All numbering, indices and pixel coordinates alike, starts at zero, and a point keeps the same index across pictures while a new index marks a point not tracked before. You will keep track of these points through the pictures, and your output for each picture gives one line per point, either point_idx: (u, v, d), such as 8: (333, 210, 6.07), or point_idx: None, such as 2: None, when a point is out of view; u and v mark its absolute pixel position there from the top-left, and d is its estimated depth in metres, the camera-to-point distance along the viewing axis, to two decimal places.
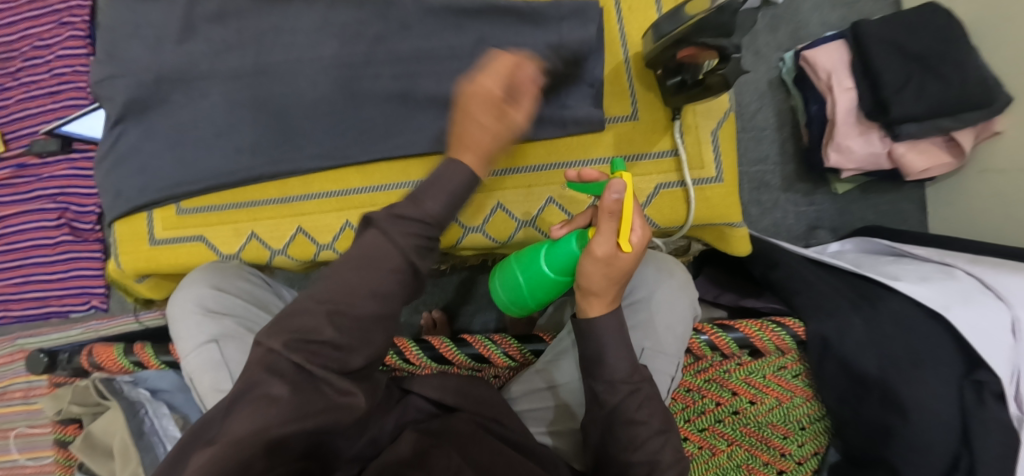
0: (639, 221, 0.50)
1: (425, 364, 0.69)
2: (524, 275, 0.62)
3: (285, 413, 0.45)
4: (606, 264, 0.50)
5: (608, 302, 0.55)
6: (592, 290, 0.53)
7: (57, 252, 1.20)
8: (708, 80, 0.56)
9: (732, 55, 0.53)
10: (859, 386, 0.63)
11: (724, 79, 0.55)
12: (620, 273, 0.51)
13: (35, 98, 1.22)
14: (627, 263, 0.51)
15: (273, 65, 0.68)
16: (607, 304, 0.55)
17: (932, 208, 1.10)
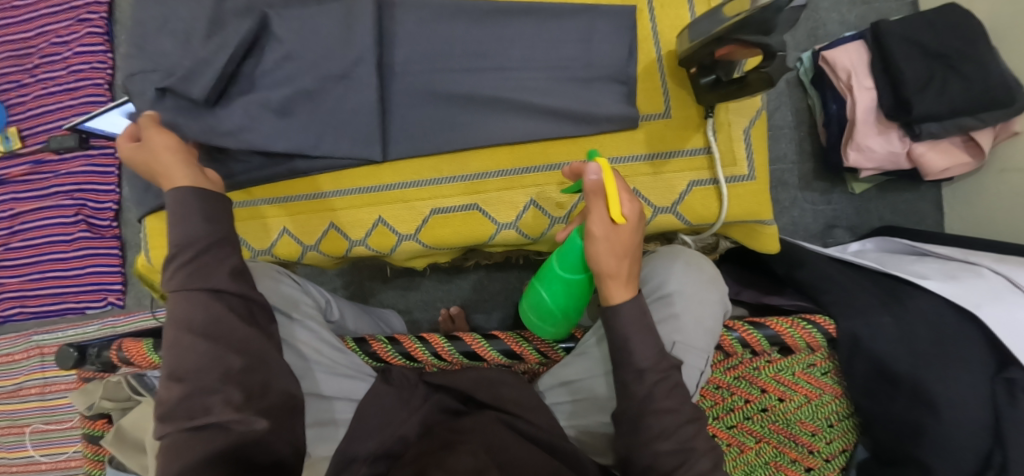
0: (624, 191, 0.53)
1: (455, 359, 0.69)
2: (545, 290, 0.64)
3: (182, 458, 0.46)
4: (607, 240, 0.52)
5: (626, 282, 0.54)
6: (605, 272, 0.53)
7: (74, 249, 1.20)
8: (749, 78, 0.56)
9: (777, 52, 0.53)
10: (888, 383, 0.64)
11: (767, 77, 0.55)
12: (624, 247, 0.53)
13: (52, 94, 1.22)
14: (626, 235, 0.52)
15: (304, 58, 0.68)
16: (628, 285, 0.54)
17: (949, 208, 1.10)
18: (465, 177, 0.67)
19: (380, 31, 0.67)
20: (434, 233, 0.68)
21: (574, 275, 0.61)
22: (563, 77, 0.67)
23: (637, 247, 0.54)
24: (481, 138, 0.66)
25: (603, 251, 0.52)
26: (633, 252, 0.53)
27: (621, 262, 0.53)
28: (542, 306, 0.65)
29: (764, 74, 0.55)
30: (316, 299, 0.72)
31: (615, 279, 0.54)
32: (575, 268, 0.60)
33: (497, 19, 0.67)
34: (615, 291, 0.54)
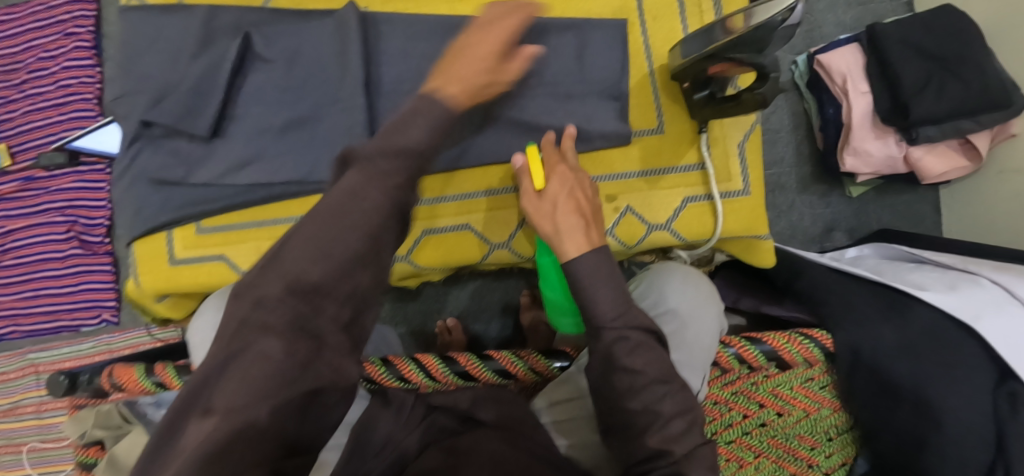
0: (543, 161, 0.60)
1: (449, 380, 0.69)
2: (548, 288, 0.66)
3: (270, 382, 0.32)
4: (536, 203, 0.58)
5: (568, 232, 0.54)
6: (546, 234, 0.57)
7: (66, 266, 1.19)
8: (743, 98, 0.55)
9: (771, 74, 0.52)
10: (889, 397, 0.63)
11: (762, 99, 0.54)
12: (553, 205, 0.57)
13: (41, 110, 1.21)
14: (552, 194, 0.58)
15: (297, 80, 0.67)
16: (570, 234, 0.54)
17: (947, 209, 1.10)
18: (457, 197, 0.66)
19: (365, 47, 0.66)
20: (426, 254, 0.67)
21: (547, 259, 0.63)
22: (554, 92, 0.65)
23: (574, 201, 0.57)
24: (474, 156, 0.65)
25: (536, 215, 0.58)
26: (565, 205, 0.57)
27: (559, 219, 0.56)
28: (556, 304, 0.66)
29: (757, 96, 0.54)
30: None
31: (558, 235, 0.55)
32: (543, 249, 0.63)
33: None
34: (562, 246, 0.54)
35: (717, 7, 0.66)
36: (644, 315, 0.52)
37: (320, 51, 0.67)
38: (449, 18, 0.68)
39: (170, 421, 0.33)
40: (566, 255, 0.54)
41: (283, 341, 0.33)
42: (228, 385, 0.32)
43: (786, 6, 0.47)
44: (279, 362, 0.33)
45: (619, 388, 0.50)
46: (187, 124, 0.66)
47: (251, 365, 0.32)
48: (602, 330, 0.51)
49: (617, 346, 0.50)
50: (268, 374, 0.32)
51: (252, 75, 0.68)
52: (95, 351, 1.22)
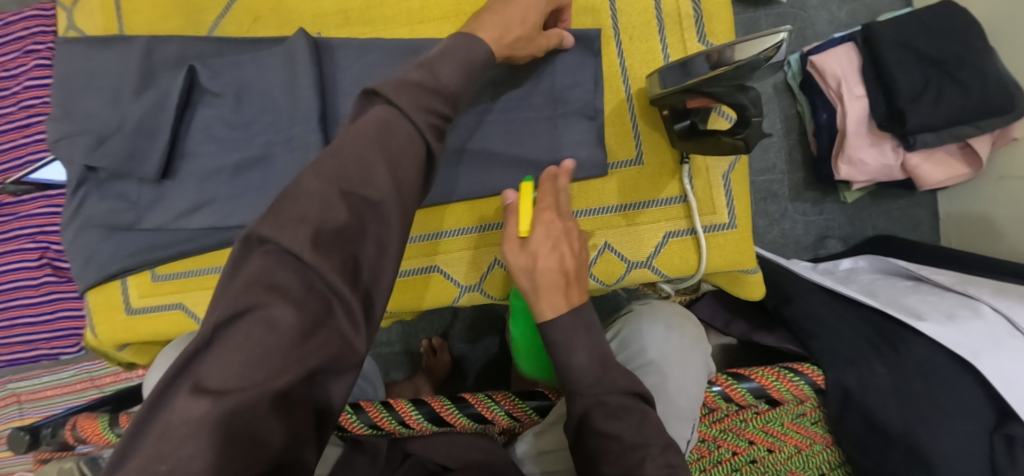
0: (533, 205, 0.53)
1: (424, 427, 0.64)
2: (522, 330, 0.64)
3: (280, 347, 0.31)
4: (517, 251, 0.50)
5: (547, 293, 0.49)
6: (522, 288, 0.50)
7: (41, 293, 1.16)
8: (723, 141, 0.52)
9: (753, 118, 0.49)
10: (881, 440, 0.60)
11: (744, 143, 0.51)
12: (536, 258, 0.50)
13: (4, 133, 1.16)
14: (536, 244, 0.50)
15: (251, 119, 0.64)
16: (548, 297, 0.48)
17: (945, 214, 1.05)
18: (425, 237, 0.63)
19: (321, 78, 0.61)
20: (396, 298, 0.63)
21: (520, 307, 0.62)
22: (523, 122, 0.61)
23: (561, 256, 0.50)
24: (440, 194, 0.61)
25: (515, 264, 0.51)
26: (549, 260, 0.49)
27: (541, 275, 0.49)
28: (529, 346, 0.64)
29: (737, 142, 0.50)
30: None
31: (536, 293, 0.49)
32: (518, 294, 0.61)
33: None
34: (538, 308, 0.49)
35: (699, 24, 0.61)
36: (623, 376, 0.48)
37: (273, 86, 0.62)
38: (410, 41, 0.63)
39: (160, 395, 0.30)
40: (544, 318, 0.49)
41: (294, 307, 0.31)
42: (231, 351, 0.30)
43: (768, 45, 0.44)
44: (289, 329, 0.31)
45: (592, 454, 0.46)
46: (134, 169, 0.62)
47: (255, 333, 0.31)
48: (576, 392, 0.48)
49: (586, 411, 0.47)
50: (273, 343, 0.31)
51: (202, 112, 0.64)
52: (76, 379, 1.20)
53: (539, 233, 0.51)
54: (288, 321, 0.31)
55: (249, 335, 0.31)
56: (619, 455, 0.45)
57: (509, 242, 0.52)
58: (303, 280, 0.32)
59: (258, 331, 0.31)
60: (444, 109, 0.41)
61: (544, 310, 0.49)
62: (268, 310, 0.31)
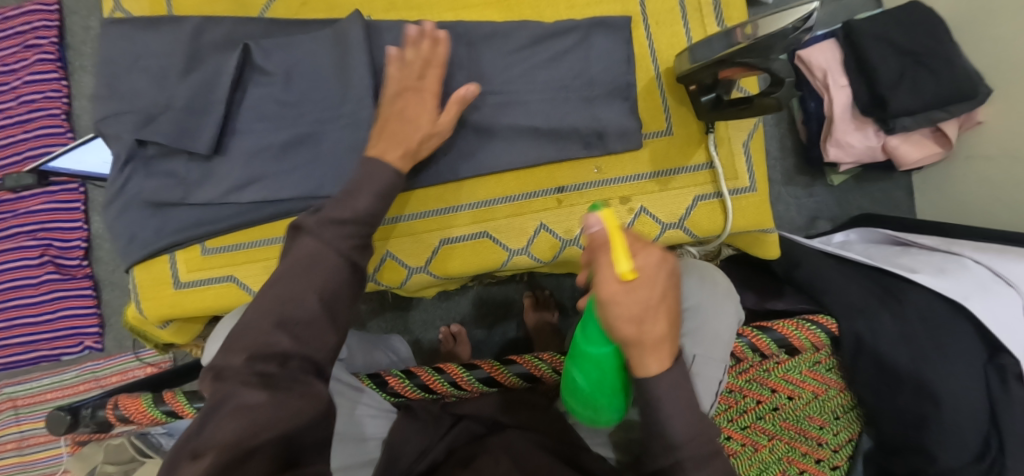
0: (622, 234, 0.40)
1: (475, 388, 0.67)
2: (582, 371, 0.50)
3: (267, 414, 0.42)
4: (625, 307, 0.40)
5: (653, 347, 0.43)
6: (624, 342, 0.42)
7: (42, 292, 1.13)
8: (758, 103, 0.57)
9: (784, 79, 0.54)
10: (892, 380, 0.66)
11: (777, 102, 0.56)
12: (647, 311, 0.41)
13: (3, 128, 1.14)
14: (647, 295, 0.40)
15: (302, 97, 0.66)
16: (658, 352, 0.44)
17: (921, 194, 1.16)
18: (473, 205, 0.66)
19: (372, 56, 0.64)
20: (445, 264, 0.67)
21: (605, 355, 0.47)
22: (563, 98, 0.66)
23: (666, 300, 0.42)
24: (488, 165, 0.66)
25: (617, 318, 0.40)
26: (660, 311, 0.42)
27: (649, 330, 0.42)
28: (585, 391, 0.51)
29: (771, 101, 0.56)
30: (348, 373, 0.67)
31: (641, 348, 0.43)
32: (600, 339, 0.46)
33: (489, 43, 0.66)
34: (645, 363, 0.44)
35: (718, 10, 0.67)
36: None
37: (323, 66, 0.65)
38: (452, 22, 0.67)
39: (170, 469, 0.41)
40: (647, 371, 0.45)
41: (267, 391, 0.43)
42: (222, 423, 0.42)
43: (794, 16, 0.50)
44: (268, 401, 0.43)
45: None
46: (189, 145, 0.64)
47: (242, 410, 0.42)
48: None
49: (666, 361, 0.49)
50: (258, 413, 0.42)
51: (253, 91, 0.66)
52: (81, 380, 1.15)
53: (645, 276, 0.40)
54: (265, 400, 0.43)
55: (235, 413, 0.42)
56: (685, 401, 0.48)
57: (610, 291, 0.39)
58: (267, 369, 0.45)
59: (247, 402, 0.43)
60: (354, 220, 0.52)
61: (648, 365, 0.45)
62: (243, 394, 0.43)
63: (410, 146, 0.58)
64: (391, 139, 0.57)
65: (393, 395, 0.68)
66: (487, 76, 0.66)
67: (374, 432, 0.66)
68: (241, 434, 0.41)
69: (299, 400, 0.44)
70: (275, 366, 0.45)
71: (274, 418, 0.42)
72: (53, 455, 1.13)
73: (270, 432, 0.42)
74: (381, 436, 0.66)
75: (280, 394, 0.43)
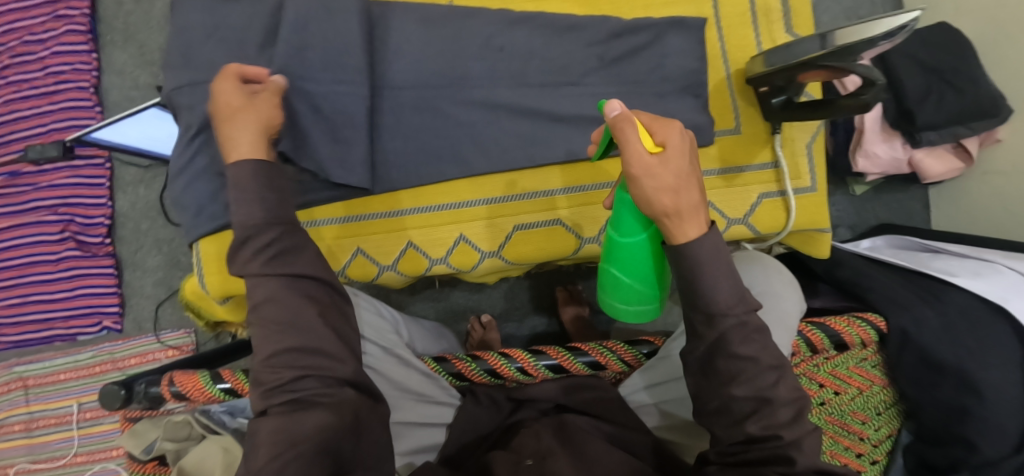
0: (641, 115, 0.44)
1: (540, 373, 0.68)
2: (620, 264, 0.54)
3: (280, 435, 0.46)
4: (659, 172, 0.43)
5: (690, 214, 0.45)
6: (662, 210, 0.44)
7: (59, 269, 1.09)
8: (843, 103, 0.59)
9: (877, 81, 0.56)
10: (935, 372, 0.70)
11: (865, 103, 0.58)
12: (678, 175, 0.43)
13: (27, 98, 1.10)
14: (675, 160, 0.43)
15: (382, 77, 0.66)
16: (696, 219, 0.45)
17: (936, 206, 1.21)
18: (548, 193, 0.68)
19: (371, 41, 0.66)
20: (517, 250, 0.69)
21: (641, 241, 0.51)
22: (638, 91, 0.67)
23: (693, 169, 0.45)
24: (565, 153, 0.67)
25: (652, 185, 0.43)
26: (693, 180, 0.44)
27: (683, 195, 0.44)
28: (626, 285, 0.55)
29: (860, 101, 0.57)
30: (394, 363, 0.65)
31: (679, 216, 0.44)
32: (634, 228, 0.51)
33: (568, 35, 0.67)
34: (685, 233, 0.45)
35: (788, 17, 0.70)
36: None
37: (405, 51, 0.66)
38: (533, 12, 0.68)
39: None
40: (689, 240, 0.46)
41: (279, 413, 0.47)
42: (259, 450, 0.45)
43: (880, 24, 0.52)
44: (282, 422, 0.46)
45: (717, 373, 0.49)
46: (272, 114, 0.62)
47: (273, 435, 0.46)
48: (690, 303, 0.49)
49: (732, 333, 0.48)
50: (280, 433, 0.46)
51: None
52: (96, 361, 1.10)
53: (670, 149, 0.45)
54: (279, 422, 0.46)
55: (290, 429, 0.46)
56: (751, 378, 0.49)
57: (641, 160, 0.43)
58: (287, 396, 0.48)
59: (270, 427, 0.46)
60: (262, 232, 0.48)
61: (686, 233, 0.46)
62: (268, 422, 0.47)
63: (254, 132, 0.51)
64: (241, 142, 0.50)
65: (457, 377, 0.69)
66: (565, 67, 0.67)
67: (439, 418, 0.67)
68: (275, 453, 0.45)
69: (321, 414, 0.47)
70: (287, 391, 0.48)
71: (297, 435, 0.46)
72: (63, 438, 1.09)
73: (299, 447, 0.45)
74: (447, 422, 0.68)
75: (301, 415, 0.47)
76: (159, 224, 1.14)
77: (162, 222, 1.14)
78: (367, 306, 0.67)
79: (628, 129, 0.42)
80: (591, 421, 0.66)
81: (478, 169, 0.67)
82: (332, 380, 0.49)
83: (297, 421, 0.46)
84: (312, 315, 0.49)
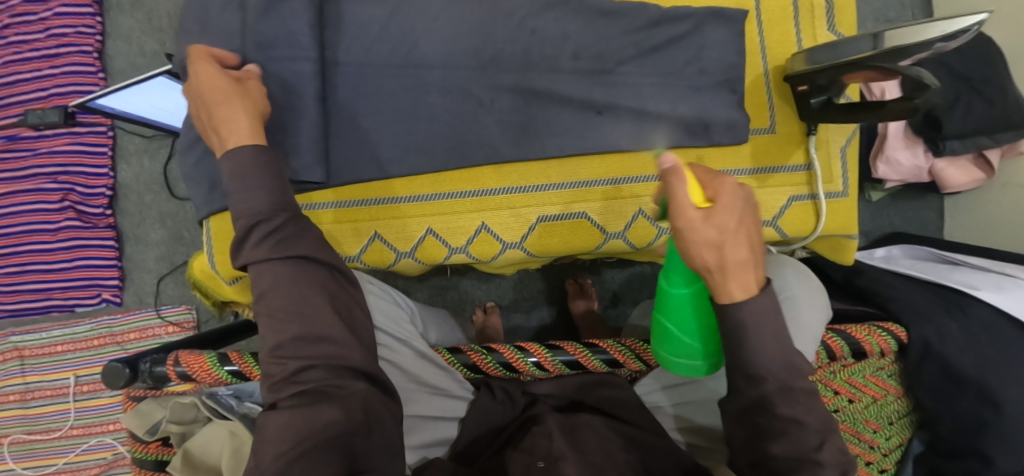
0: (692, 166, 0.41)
1: (556, 369, 0.67)
2: (665, 319, 0.50)
3: (291, 432, 0.45)
4: (703, 229, 0.39)
5: (737, 272, 0.41)
6: (704, 266, 0.40)
7: (58, 239, 1.06)
8: (891, 106, 0.57)
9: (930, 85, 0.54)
10: (955, 385, 0.69)
11: (915, 107, 0.56)
12: (724, 231, 0.39)
13: (28, 61, 1.06)
14: (724, 216, 0.39)
15: (410, 55, 0.64)
16: (743, 277, 0.41)
17: (951, 216, 1.20)
18: (574, 184, 0.67)
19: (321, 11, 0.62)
20: (540, 243, 0.68)
21: (688, 294, 0.48)
22: (672, 85, 0.66)
23: (749, 223, 0.41)
24: (595, 144, 0.65)
25: (695, 240, 0.39)
26: (743, 236, 0.40)
27: (730, 254, 0.40)
28: (674, 343, 0.50)
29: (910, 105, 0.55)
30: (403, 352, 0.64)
31: (723, 272, 0.41)
32: (679, 280, 0.48)
33: (604, 21, 0.65)
34: (729, 290, 0.41)
35: (830, 15, 0.67)
36: None
37: (436, 30, 0.64)
38: None
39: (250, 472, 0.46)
40: (734, 299, 0.42)
41: (291, 407, 0.46)
42: (271, 443, 0.45)
43: (934, 29, 0.50)
44: (291, 417, 0.45)
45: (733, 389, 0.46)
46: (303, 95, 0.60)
47: (282, 428, 0.45)
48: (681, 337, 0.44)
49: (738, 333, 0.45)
50: (290, 426, 0.45)
51: (360, 54, 0.64)
52: (95, 334, 1.08)
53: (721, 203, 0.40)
54: (289, 416, 0.45)
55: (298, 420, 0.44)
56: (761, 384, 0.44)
57: (686, 215, 0.39)
58: (294, 388, 0.47)
59: (279, 422, 0.45)
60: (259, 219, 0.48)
61: (732, 291, 0.42)
62: (277, 415, 0.46)
63: (247, 117, 0.52)
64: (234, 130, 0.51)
65: (472, 369, 0.68)
66: (598, 54, 0.65)
67: (451, 412, 0.66)
68: (282, 451, 0.44)
69: (331, 410, 0.46)
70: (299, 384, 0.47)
71: (307, 431, 0.45)
72: (59, 410, 1.07)
73: (307, 442, 0.45)
74: (459, 415, 0.67)
75: (311, 409, 0.46)
76: (163, 198, 1.11)
77: (166, 196, 1.11)
78: (379, 293, 0.67)
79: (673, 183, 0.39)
80: (605, 422, 0.64)
81: (503, 157, 0.66)
82: (340, 372, 0.49)
83: (304, 417, 0.45)
84: (320, 301, 0.48)
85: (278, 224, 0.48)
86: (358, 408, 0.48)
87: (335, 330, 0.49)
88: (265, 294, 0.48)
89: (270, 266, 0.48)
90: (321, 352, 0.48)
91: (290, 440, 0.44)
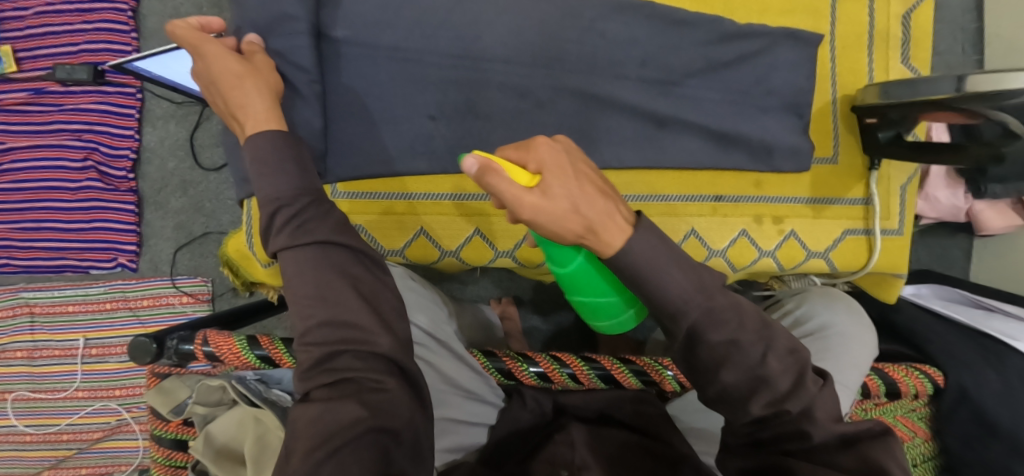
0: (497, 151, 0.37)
1: (591, 383, 0.66)
2: (578, 293, 0.46)
3: (317, 427, 0.44)
4: (550, 206, 0.35)
5: (607, 221, 0.37)
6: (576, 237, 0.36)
7: (77, 198, 1.04)
8: (973, 150, 0.55)
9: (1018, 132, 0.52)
10: (989, 434, 0.68)
11: (998, 153, 0.54)
12: (570, 195, 0.35)
13: (60, 13, 1.03)
14: (558, 183, 0.36)
15: (473, 47, 0.62)
16: (615, 221, 0.37)
17: (977, 258, 1.19)
18: (631, 197, 0.65)
19: None
20: None
21: (581, 265, 0.43)
22: (737, 103, 0.64)
23: (582, 172, 0.38)
24: (653, 157, 0.63)
25: (550, 219, 0.35)
26: (588, 187, 0.37)
27: (588, 211, 0.36)
28: (598, 310, 0.47)
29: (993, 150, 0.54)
30: (436, 347, 0.63)
31: (593, 232, 0.37)
32: (565, 257, 0.43)
33: (675, 31, 0.63)
34: (610, 242, 0.37)
35: (905, 48, 0.66)
36: None
37: (500, 23, 0.62)
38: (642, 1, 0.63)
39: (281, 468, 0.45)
40: (622, 246, 0.38)
41: (322, 401, 0.45)
42: (300, 440, 0.43)
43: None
44: (318, 411, 0.44)
45: (720, 385, 0.41)
46: None
47: (311, 424, 0.44)
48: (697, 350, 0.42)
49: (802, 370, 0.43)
50: (319, 422, 0.44)
51: (417, 41, 0.62)
52: (108, 298, 1.06)
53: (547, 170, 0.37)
54: (316, 411, 0.45)
55: (324, 412, 0.44)
56: (746, 356, 0.41)
57: (527, 202, 0.34)
58: (324, 379, 0.47)
59: (309, 417, 0.44)
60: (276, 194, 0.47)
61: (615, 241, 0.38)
62: (304, 411, 0.45)
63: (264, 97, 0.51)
64: (250, 112, 0.49)
65: (504, 376, 0.66)
66: (665, 65, 0.63)
67: (483, 418, 0.65)
68: (309, 448, 0.42)
69: (355, 405, 0.45)
70: (327, 377, 0.47)
71: (333, 425, 0.44)
72: (65, 371, 1.05)
73: (333, 439, 0.43)
74: (489, 422, 0.66)
75: (338, 403, 0.45)
76: (187, 166, 1.09)
77: (191, 164, 1.09)
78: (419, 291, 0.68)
79: (492, 180, 0.33)
80: (636, 439, 0.62)
81: None
82: (370, 364, 0.47)
83: (332, 412, 0.44)
84: (343, 288, 0.48)
85: (293, 210, 0.47)
86: (386, 405, 0.46)
87: (363, 318, 0.48)
88: (303, 274, 0.47)
89: (301, 256, 0.47)
90: (343, 337, 0.47)
91: (318, 434, 0.43)
